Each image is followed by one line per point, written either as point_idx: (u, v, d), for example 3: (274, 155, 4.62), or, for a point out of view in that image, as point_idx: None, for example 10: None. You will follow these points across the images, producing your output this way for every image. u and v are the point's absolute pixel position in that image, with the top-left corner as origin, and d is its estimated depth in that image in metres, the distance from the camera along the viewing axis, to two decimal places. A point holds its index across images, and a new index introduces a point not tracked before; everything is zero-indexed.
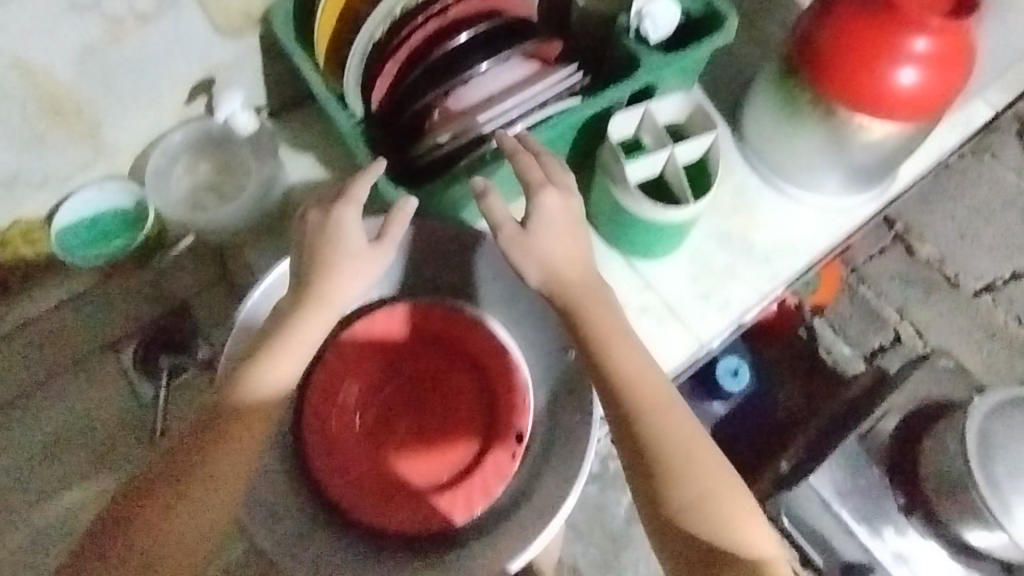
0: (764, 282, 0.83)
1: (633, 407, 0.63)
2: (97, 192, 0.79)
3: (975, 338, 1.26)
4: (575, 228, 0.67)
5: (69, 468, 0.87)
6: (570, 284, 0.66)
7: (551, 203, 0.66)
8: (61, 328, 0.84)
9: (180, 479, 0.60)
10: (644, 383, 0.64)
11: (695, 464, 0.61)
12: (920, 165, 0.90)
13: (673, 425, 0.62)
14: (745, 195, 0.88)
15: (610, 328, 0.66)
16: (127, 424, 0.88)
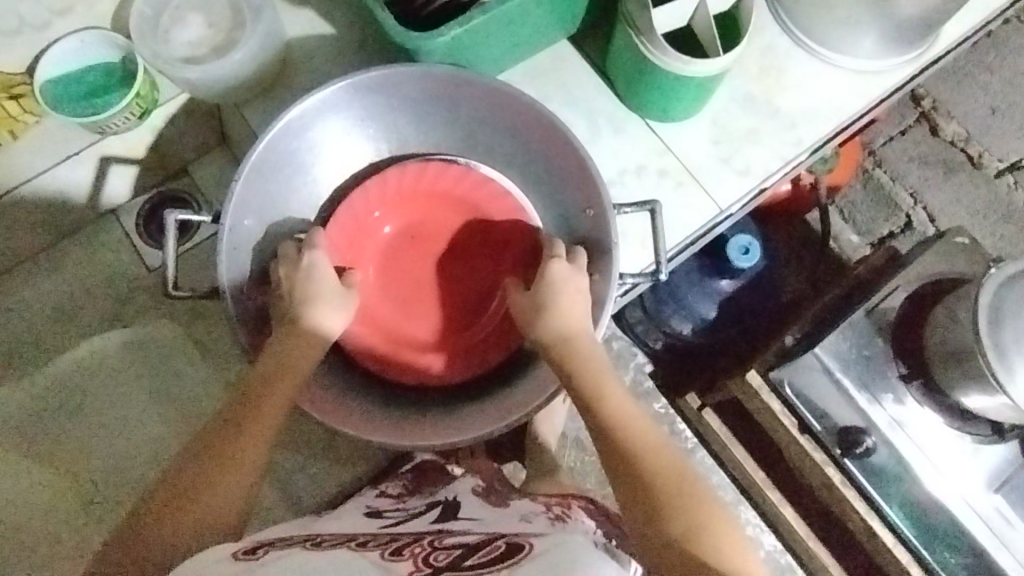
0: (788, 148, 0.80)
1: (630, 446, 0.59)
2: (82, 44, 0.74)
3: (991, 220, 1.24)
4: (579, 288, 0.66)
5: (82, 332, 0.87)
6: (572, 338, 0.64)
7: (558, 265, 0.66)
8: (63, 186, 0.82)
9: (227, 441, 0.58)
10: (638, 429, 0.60)
11: (696, 506, 0.56)
12: (963, 26, 0.84)
13: (670, 468, 0.58)
14: (773, 56, 0.83)
15: (603, 376, 0.63)
16: (137, 287, 0.87)
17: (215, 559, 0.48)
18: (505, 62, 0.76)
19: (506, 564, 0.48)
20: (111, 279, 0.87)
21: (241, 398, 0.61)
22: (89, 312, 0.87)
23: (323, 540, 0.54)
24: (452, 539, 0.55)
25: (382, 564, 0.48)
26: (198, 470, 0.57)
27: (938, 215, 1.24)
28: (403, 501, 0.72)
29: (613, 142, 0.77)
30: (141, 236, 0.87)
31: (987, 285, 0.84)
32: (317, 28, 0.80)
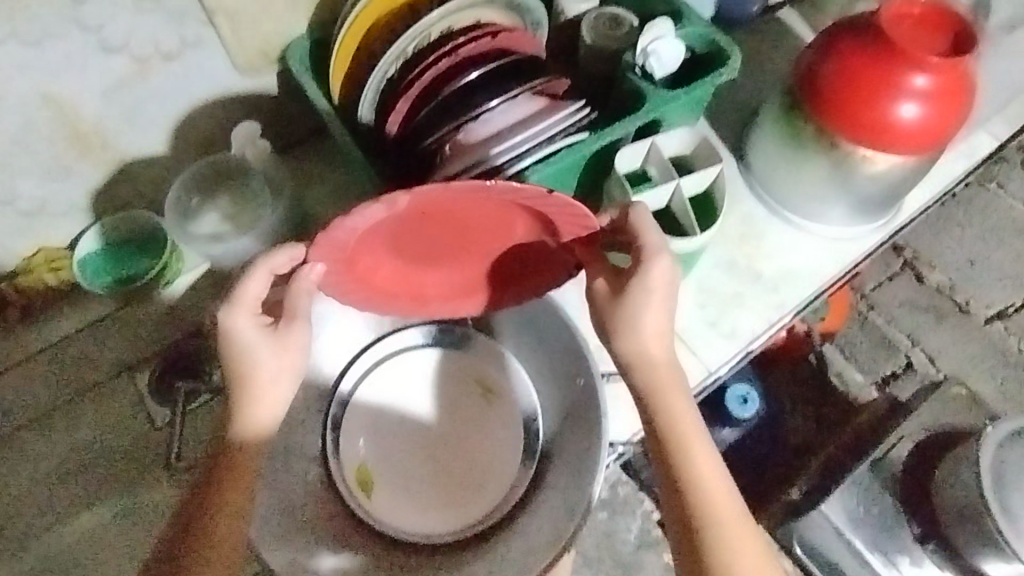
0: (772, 311, 0.84)
1: (695, 499, 0.61)
2: (118, 222, 0.82)
3: (989, 366, 1.25)
4: (662, 307, 0.65)
5: (67, 503, 0.80)
6: (653, 364, 0.65)
7: (657, 271, 0.63)
8: (82, 351, 0.84)
9: (203, 522, 0.59)
10: (710, 480, 0.62)
11: (748, 555, 0.60)
12: (926, 195, 0.91)
13: (732, 529, 0.61)
14: (752, 224, 0.89)
15: (684, 420, 0.64)
16: (135, 457, 0.81)
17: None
18: None
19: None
20: (108, 445, 0.82)
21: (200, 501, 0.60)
22: (84, 479, 0.81)
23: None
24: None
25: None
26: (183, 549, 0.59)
27: (936, 358, 1.26)
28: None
29: None
30: (149, 397, 0.83)
31: (986, 448, 0.84)
32: (334, 203, 0.88)
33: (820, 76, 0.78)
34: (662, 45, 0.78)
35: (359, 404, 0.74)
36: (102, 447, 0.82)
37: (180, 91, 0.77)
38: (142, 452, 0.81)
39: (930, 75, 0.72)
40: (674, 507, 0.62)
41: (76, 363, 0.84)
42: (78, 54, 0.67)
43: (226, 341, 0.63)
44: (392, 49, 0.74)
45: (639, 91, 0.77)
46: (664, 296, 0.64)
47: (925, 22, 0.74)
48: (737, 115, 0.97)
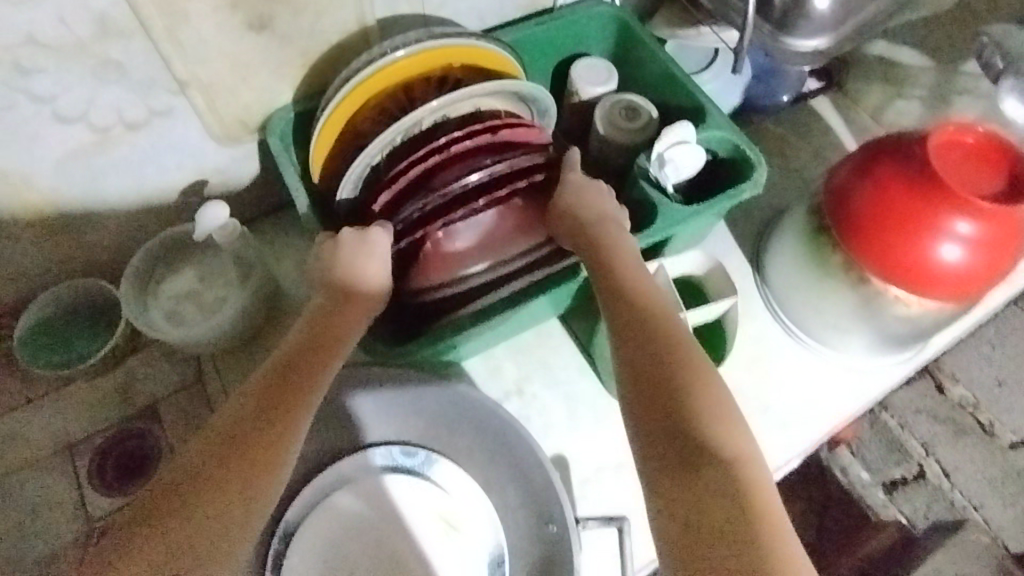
0: (778, 451, 0.75)
1: (640, 325, 0.58)
2: (71, 292, 0.76)
3: (1008, 491, 1.15)
4: (600, 195, 0.65)
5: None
6: (594, 230, 0.63)
7: (574, 174, 0.65)
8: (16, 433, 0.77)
9: (279, 398, 0.58)
10: (653, 313, 0.59)
11: (705, 403, 0.54)
12: (965, 326, 0.82)
13: (682, 365, 0.56)
14: (763, 346, 0.81)
15: (624, 260, 0.62)
16: (63, 549, 0.73)
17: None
18: (490, 341, 0.74)
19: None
20: (37, 533, 0.74)
21: (264, 404, 0.57)
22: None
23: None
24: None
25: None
26: (256, 421, 0.57)
27: (952, 475, 1.16)
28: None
29: (593, 431, 0.73)
30: (88, 483, 0.75)
31: None
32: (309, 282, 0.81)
33: (852, 202, 0.69)
34: (679, 153, 0.69)
35: (308, 544, 0.65)
36: (20, 546, 0.73)
37: (146, 159, 0.69)
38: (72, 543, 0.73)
39: (976, 221, 0.63)
40: (621, 342, 0.58)
41: (12, 445, 0.76)
42: (28, 125, 0.60)
43: (356, 243, 0.63)
44: (377, 140, 0.66)
45: (651, 202, 0.69)
46: (603, 194, 0.66)
47: (976, 155, 0.65)
48: (759, 214, 0.89)
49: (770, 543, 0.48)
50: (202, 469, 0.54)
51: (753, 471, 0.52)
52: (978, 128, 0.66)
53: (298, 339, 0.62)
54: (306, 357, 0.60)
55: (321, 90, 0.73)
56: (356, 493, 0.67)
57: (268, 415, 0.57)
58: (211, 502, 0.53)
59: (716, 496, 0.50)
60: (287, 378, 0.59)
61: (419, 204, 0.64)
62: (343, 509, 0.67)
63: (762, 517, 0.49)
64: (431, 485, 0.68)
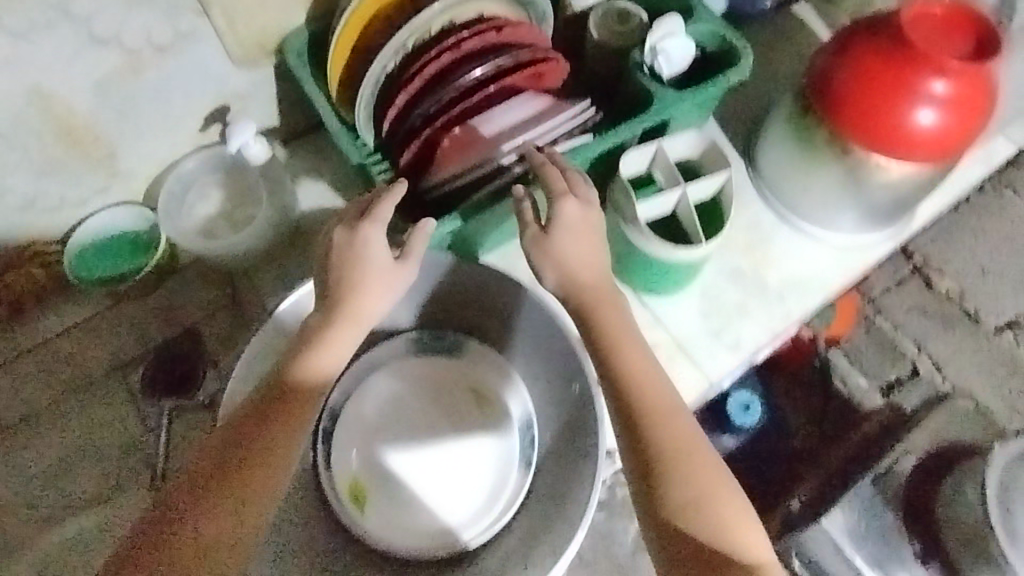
0: (776, 321, 0.82)
1: (640, 413, 0.60)
2: (109, 217, 0.81)
3: (996, 377, 1.22)
4: (594, 238, 0.64)
5: (65, 498, 0.82)
6: (585, 288, 0.64)
7: (569, 210, 0.63)
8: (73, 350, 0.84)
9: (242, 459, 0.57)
10: (652, 395, 0.60)
11: (702, 481, 0.58)
12: (941, 203, 0.89)
13: (677, 431, 0.60)
14: (759, 231, 0.87)
15: (620, 329, 0.63)
16: (130, 454, 0.83)
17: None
18: (503, 236, 0.80)
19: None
20: (104, 441, 0.83)
21: (263, 432, 0.57)
22: (78, 476, 0.82)
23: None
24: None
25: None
26: (220, 478, 0.56)
27: (944, 367, 1.23)
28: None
29: None
30: (140, 397, 0.84)
31: (993, 464, 0.81)
32: (330, 202, 0.86)
33: (834, 79, 0.74)
34: (672, 43, 0.74)
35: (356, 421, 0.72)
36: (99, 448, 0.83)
37: (172, 83, 0.73)
38: (137, 448, 0.83)
39: (949, 80, 0.69)
40: (622, 422, 0.60)
41: (76, 361, 0.84)
42: (67, 46, 0.64)
43: (350, 247, 0.61)
44: (392, 40, 0.69)
45: (646, 93, 0.75)
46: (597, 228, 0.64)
47: (949, 22, 0.70)
48: (750, 115, 0.94)
49: None
50: (214, 478, 0.56)
51: (752, 552, 0.58)
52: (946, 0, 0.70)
53: (260, 397, 0.59)
54: (275, 401, 0.59)
55: (331, 10, 0.76)
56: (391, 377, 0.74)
57: (272, 441, 0.57)
58: (220, 519, 0.55)
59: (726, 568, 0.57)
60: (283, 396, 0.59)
61: (435, 99, 0.70)
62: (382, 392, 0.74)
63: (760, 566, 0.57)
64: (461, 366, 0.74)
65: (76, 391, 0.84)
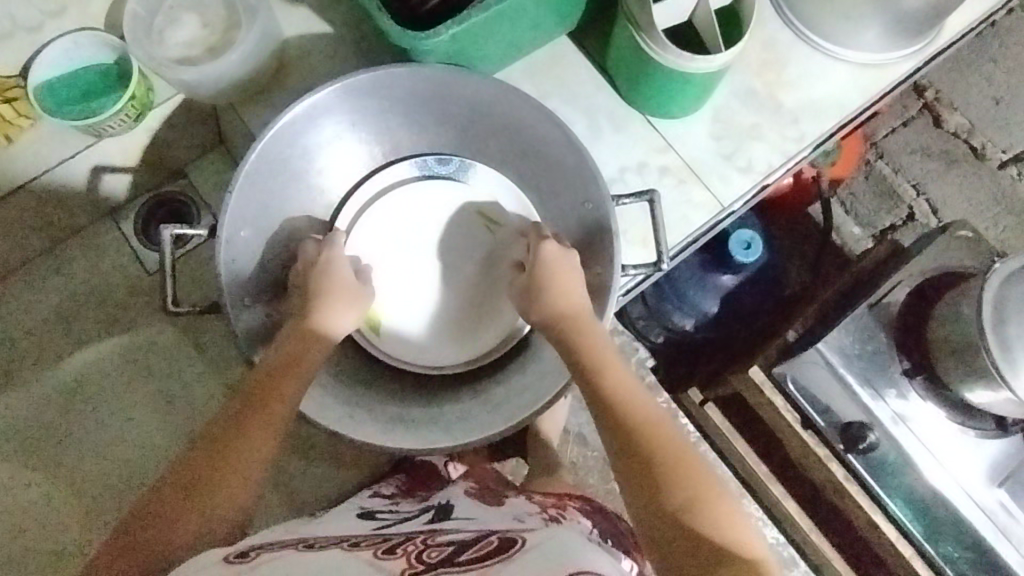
0: (789, 144, 0.79)
1: (626, 418, 0.59)
2: (73, 44, 0.73)
3: (993, 214, 1.23)
4: (573, 273, 0.66)
5: (81, 334, 0.86)
6: (565, 307, 0.65)
7: (551, 245, 0.67)
8: (65, 190, 0.81)
9: (245, 410, 0.58)
10: (634, 401, 0.60)
11: (696, 475, 0.56)
12: (967, 17, 0.84)
13: (663, 431, 0.58)
14: (775, 51, 0.82)
15: (600, 350, 0.63)
16: (140, 290, 0.87)
17: (204, 564, 0.47)
18: (505, 57, 0.75)
19: (499, 557, 0.50)
20: (111, 281, 0.87)
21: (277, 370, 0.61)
22: (94, 312, 0.86)
23: (313, 543, 0.54)
24: (443, 537, 0.57)
25: (374, 562, 0.49)
26: (220, 435, 0.57)
27: (942, 207, 1.23)
28: (395, 504, 0.73)
29: (614, 139, 0.77)
30: (139, 239, 0.87)
31: (990, 283, 0.82)
32: (313, 30, 0.79)
33: None
34: None
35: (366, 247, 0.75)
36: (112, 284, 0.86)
37: None
38: (146, 286, 0.87)
39: None
40: (611, 427, 0.59)
41: (71, 200, 0.83)
42: None
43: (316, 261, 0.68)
44: None
45: None
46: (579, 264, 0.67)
47: None
48: None
49: None
50: (231, 425, 0.57)
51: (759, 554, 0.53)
52: None
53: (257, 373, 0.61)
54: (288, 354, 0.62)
55: None
56: (394, 206, 0.76)
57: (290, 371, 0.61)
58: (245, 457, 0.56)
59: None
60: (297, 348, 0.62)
61: None
62: (385, 221, 0.76)
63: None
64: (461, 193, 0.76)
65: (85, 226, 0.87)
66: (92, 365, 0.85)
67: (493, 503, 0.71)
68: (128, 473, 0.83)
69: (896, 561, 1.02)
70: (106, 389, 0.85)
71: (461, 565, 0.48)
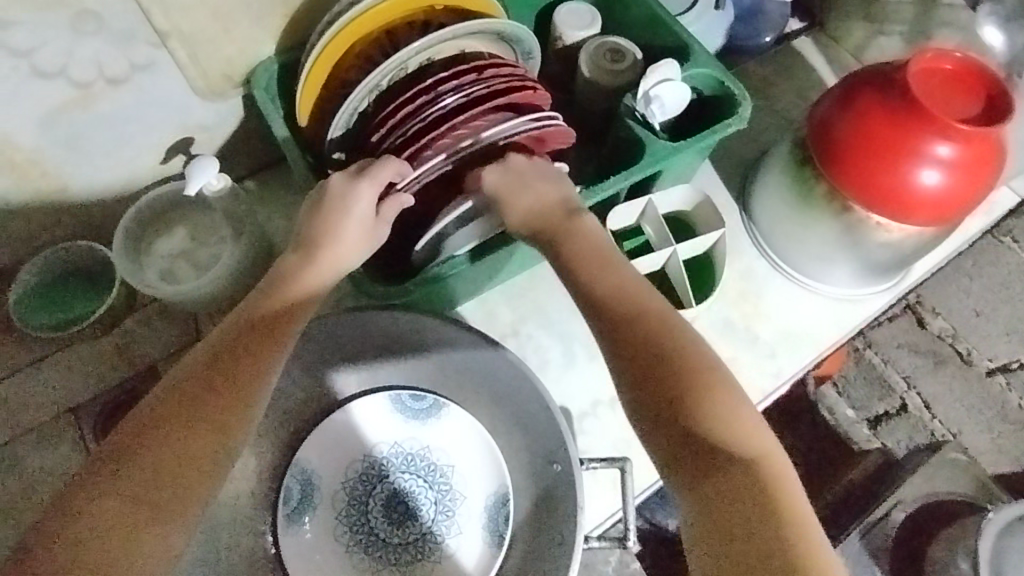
0: (766, 379, 0.78)
1: (614, 320, 0.56)
2: (64, 254, 0.78)
3: (985, 418, 1.20)
4: (540, 177, 0.64)
5: None
6: (545, 215, 0.63)
7: (494, 171, 0.64)
8: (30, 389, 0.77)
9: (218, 367, 0.53)
10: (623, 298, 0.57)
11: (694, 373, 0.53)
12: (939, 256, 0.85)
13: (652, 333, 0.55)
14: (751, 281, 0.83)
15: (595, 244, 0.61)
16: None
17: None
18: (483, 285, 0.75)
19: None
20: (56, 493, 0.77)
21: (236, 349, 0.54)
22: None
23: None
24: None
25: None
26: (189, 391, 0.53)
27: (934, 404, 1.21)
28: None
29: (589, 367, 0.76)
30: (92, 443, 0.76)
31: (985, 534, 0.78)
32: None
33: (837, 132, 0.70)
34: (665, 89, 0.70)
35: (316, 476, 0.68)
36: (9, 513, 0.72)
37: (131, 114, 0.68)
38: None
39: (956, 144, 0.65)
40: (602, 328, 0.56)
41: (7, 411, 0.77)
42: (10, 80, 0.59)
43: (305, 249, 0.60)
44: (364, 82, 0.66)
45: (638, 139, 0.70)
46: (549, 174, 0.65)
47: (957, 81, 0.66)
48: (747, 157, 0.90)
49: (797, 523, 0.48)
50: (175, 394, 0.52)
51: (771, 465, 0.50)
52: (957, 55, 0.66)
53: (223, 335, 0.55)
54: (252, 327, 0.55)
55: (303, 39, 0.70)
56: (361, 424, 0.69)
57: (255, 328, 0.55)
58: (176, 455, 0.51)
59: (734, 493, 0.49)
60: (233, 354, 0.54)
61: (399, 134, 0.66)
62: (343, 440, 0.69)
63: (769, 476, 0.50)
64: (429, 422, 0.70)
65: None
66: None
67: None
68: None
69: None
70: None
71: None
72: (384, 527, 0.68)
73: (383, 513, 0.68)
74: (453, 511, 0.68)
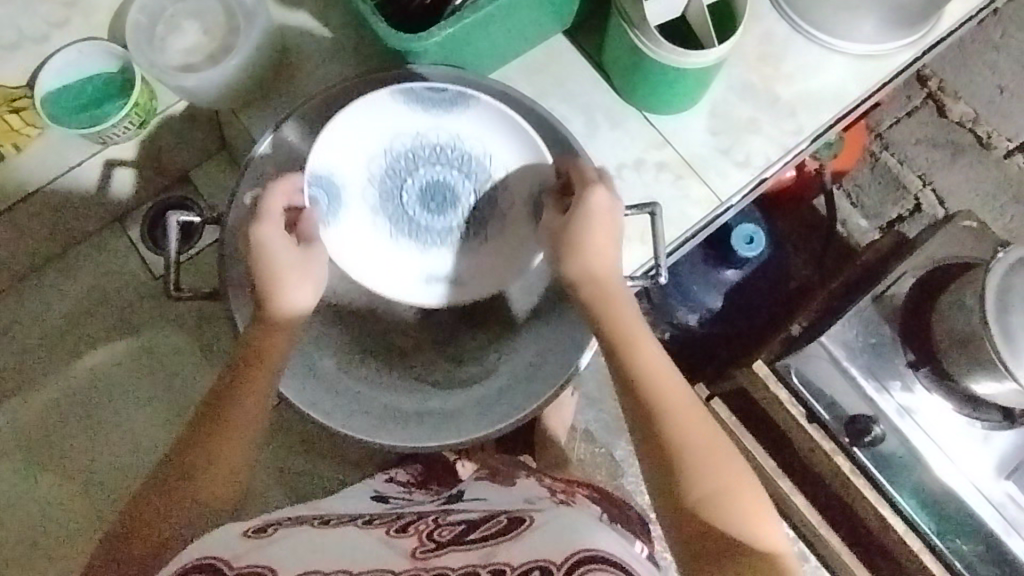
0: (788, 137, 0.80)
1: (652, 396, 0.58)
2: (77, 54, 0.74)
3: (1001, 202, 1.22)
4: (610, 230, 0.62)
5: (90, 339, 0.88)
6: (597, 280, 0.62)
7: (596, 200, 0.62)
8: (73, 197, 0.82)
9: (245, 378, 0.60)
10: (661, 373, 0.59)
11: (720, 464, 0.55)
12: (965, 9, 0.84)
13: (684, 414, 0.57)
14: (772, 44, 0.81)
15: (637, 324, 0.61)
16: (147, 293, 0.89)
17: (225, 534, 0.50)
18: (504, 56, 0.75)
19: (504, 536, 0.50)
20: (117, 287, 0.89)
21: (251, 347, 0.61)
22: (88, 329, 0.88)
23: (329, 520, 0.58)
24: (454, 517, 0.58)
25: (388, 542, 0.52)
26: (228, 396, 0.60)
27: (948, 197, 1.22)
28: (409, 493, 0.74)
29: (611, 137, 0.77)
30: (145, 244, 0.88)
31: (995, 272, 0.83)
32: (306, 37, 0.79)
33: None
34: None
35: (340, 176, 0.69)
36: None
37: None
38: (155, 291, 0.89)
39: None
40: (635, 405, 0.58)
41: (65, 218, 0.84)
42: None
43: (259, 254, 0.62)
44: None
45: None
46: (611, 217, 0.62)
47: None
48: None
49: None
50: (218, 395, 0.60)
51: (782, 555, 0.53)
52: None
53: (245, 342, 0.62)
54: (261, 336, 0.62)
55: None
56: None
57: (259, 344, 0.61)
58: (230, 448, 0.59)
59: None
60: (243, 369, 0.60)
61: None
62: (355, 133, 0.69)
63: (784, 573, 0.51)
64: (436, 106, 0.69)
65: (72, 245, 0.89)
66: (101, 368, 0.88)
67: (506, 483, 0.73)
68: (102, 480, 0.86)
69: (918, 568, 1.01)
70: (109, 399, 0.88)
71: (471, 543, 0.50)
72: (418, 210, 0.72)
73: (420, 202, 0.72)
74: (475, 178, 0.72)
